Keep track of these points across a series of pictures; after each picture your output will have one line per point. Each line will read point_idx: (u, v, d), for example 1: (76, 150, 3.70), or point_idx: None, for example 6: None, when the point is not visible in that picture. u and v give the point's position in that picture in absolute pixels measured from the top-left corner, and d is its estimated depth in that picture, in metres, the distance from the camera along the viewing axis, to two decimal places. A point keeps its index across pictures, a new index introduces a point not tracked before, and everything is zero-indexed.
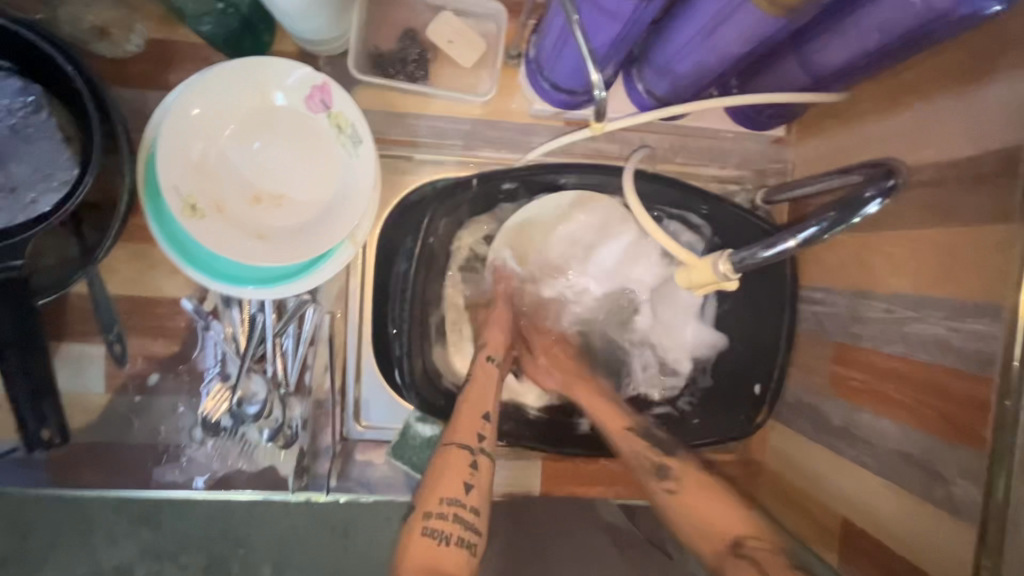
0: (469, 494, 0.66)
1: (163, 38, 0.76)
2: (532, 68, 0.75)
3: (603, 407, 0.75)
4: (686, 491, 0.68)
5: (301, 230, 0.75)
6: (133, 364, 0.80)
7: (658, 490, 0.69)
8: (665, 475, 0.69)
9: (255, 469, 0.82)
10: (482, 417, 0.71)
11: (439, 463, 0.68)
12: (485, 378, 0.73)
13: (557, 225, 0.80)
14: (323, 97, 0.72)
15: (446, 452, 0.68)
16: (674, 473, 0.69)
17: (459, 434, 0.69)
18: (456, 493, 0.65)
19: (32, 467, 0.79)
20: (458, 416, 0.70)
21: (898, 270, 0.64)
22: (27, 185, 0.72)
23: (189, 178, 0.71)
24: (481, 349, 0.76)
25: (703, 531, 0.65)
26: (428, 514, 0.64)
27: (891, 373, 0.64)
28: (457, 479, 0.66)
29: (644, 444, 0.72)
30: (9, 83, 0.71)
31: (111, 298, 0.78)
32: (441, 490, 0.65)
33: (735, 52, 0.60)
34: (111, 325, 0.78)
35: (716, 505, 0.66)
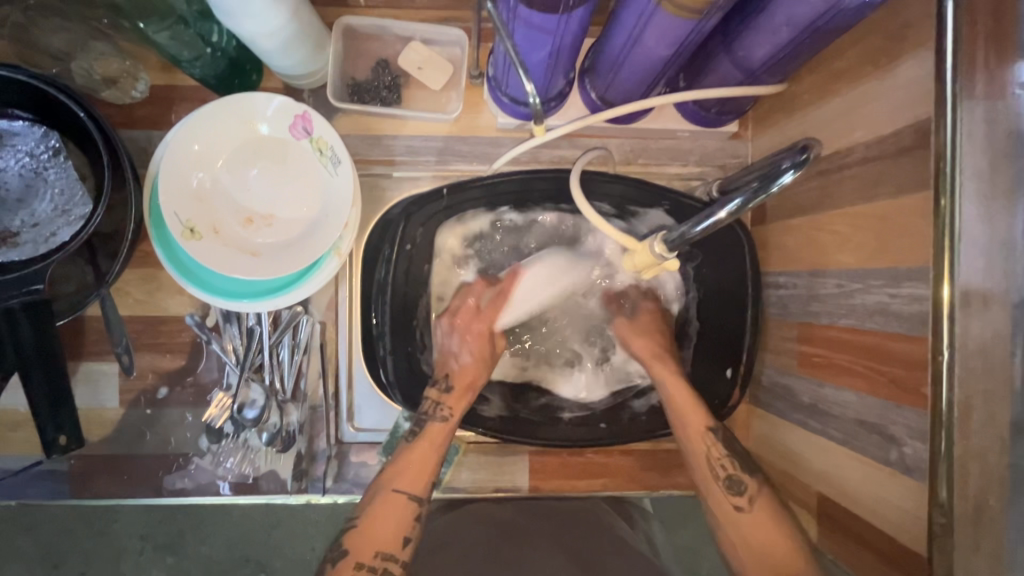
0: (403, 551, 0.71)
1: (164, 83, 0.85)
2: (492, 86, 0.82)
3: (685, 411, 0.78)
4: (755, 514, 0.71)
5: (290, 245, 0.82)
6: (138, 372, 0.87)
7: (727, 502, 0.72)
8: (738, 490, 0.73)
9: (256, 474, 0.88)
10: (431, 471, 0.75)
11: (380, 509, 0.72)
12: (440, 427, 0.78)
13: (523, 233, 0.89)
14: (304, 125, 0.80)
15: (389, 500, 0.73)
16: (748, 490, 0.73)
17: (408, 485, 0.74)
18: (392, 549, 0.70)
19: (55, 479, 0.86)
20: (409, 469, 0.75)
21: (844, 245, 0.67)
22: (48, 220, 0.81)
23: (188, 205, 0.79)
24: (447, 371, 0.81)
25: (759, 556, 0.69)
26: (360, 564, 0.69)
27: (846, 344, 0.67)
28: (394, 531, 0.71)
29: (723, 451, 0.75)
30: (31, 131, 0.81)
31: (122, 318, 0.86)
32: (376, 541, 0.70)
33: (663, 52, 0.65)
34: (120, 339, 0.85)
35: (741, 519, 0.71)
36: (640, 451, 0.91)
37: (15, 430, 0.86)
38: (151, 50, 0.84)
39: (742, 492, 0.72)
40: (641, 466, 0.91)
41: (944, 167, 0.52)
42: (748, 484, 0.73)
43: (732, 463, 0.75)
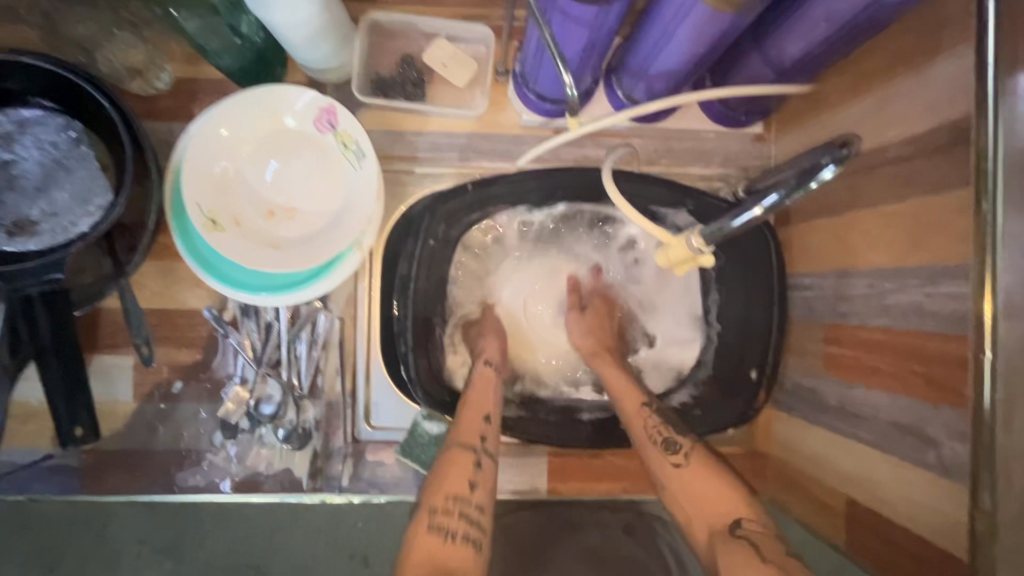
0: (475, 491, 0.65)
1: (188, 76, 0.85)
2: (518, 82, 0.81)
3: (627, 393, 0.76)
4: (693, 468, 0.68)
5: (312, 239, 0.81)
6: (157, 364, 0.85)
7: (669, 467, 0.69)
8: (675, 450, 0.70)
9: (270, 471, 0.86)
10: (483, 419, 0.73)
11: (446, 464, 0.67)
12: (484, 383, 0.77)
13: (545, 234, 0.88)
14: (329, 118, 0.79)
15: (450, 453, 0.69)
16: (684, 451, 0.70)
17: (463, 436, 0.70)
18: (461, 490, 0.65)
19: (64, 473, 0.84)
20: (460, 421, 0.72)
21: (876, 244, 0.67)
22: (68, 210, 0.80)
23: (213, 197, 0.78)
24: (479, 356, 0.80)
25: (702, 510, 0.65)
26: (432, 510, 0.62)
27: (878, 345, 0.66)
28: (464, 476, 0.66)
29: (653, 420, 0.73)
30: (54, 121, 0.80)
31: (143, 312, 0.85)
32: (446, 487, 0.65)
33: (697, 48, 0.65)
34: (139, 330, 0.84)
35: (672, 467, 0.69)
36: None
37: (25, 422, 0.84)
38: (177, 42, 0.84)
39: (677, 449, 0.70)
40: None
41: (987, 163, 0.51)
42: (683, 443, 0.71)
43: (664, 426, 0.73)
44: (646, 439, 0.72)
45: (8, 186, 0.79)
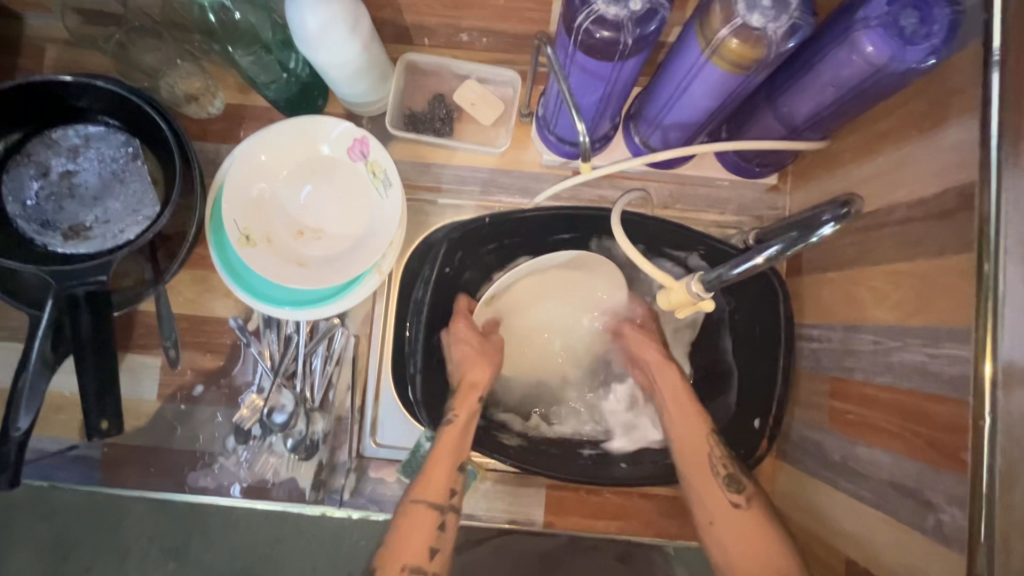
0: (433, 559, 0.70)
1: (237, 102, 0.92)
2: (540, 124, 0.85)
3: (694, 428, 0.78)
4: (750, 509, 0.72)
5: (336, 258, 0.85)
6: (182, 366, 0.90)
7: (726, 500, 0.73)
8: (734, 488, 0.74)
9: (277, 480, 0.89)
10: (452, 474, 0.75)
11: (405, 522, 0.71)
12: (456, 435, 0.78)
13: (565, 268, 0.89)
14: (362, 148, 0.85)
15: (413, 510, 0.72)
16: (746, 490, 0.74)
17: (428, 494, 0.73)
18: (419, 559, 0.69)
19: (87, 464, 0.89)
20: (426, 475, 0.74)
21: (881, 302, 0.67)
22: (118, 219, 0.87)
23: (247, 214, 0.84)
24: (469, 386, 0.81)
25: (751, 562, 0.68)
26: None
27: (880, 402, 0.66)
28: (422, 541, 0.70)
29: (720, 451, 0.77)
30: (115, 137, 0.88)
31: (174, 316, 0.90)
32: (405, 552, 0.69)
33: (709, 103, 0.68)
34: (169, 335, 0.89)
35: (714, 494, 0.74)
36: (660, 497, 0.89)
37: (58, 412, 0.90)
38: (231, 73, 0.92)
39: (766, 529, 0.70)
40: (660, 512, 0.89)
41: (989, 230, 0.52)
42: (745, 484, 0.75)
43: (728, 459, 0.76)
44: (707, 465, 0.75)
45: (67, 194, 0.86)
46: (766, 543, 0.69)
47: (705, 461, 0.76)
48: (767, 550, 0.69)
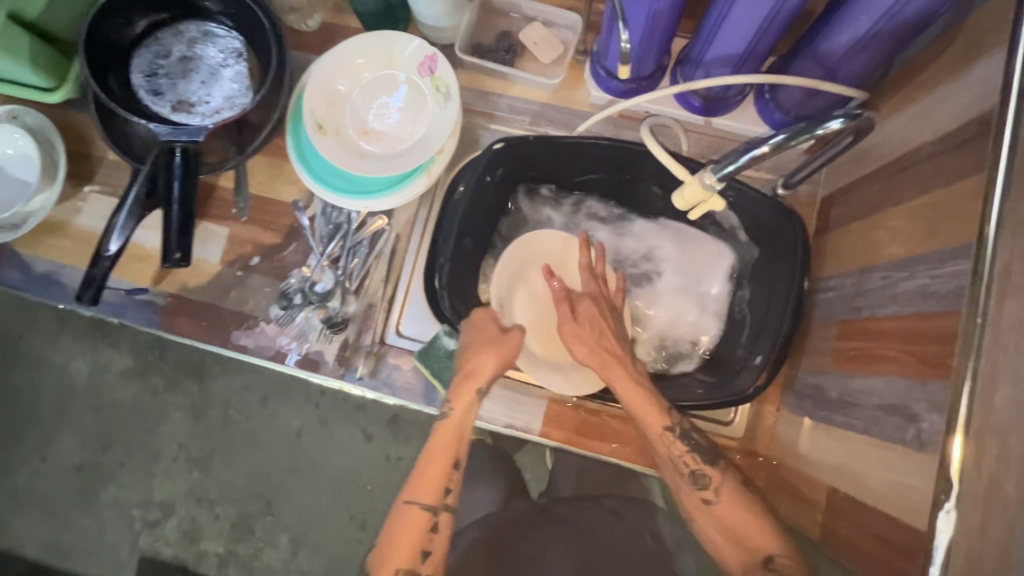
0: (425, 562, 0.73)
1: (331, 21, 1.06)
2: (594, 60, 0.93)
3: (649, 409, 0.78)
4: (723, 503, 0.72)
5: (391, 159, 0.96)
6: (247, 219, 1.02)
7: (694, 497, 0.74)
8: (702, 484, 0.74)
9: (307, 351, 0.98)
10: (445, 473, 0.77)
11: (400, 521, 0.75)
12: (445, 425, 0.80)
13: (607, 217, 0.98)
14: (430, 65, 0.95)
15: (409, 510, 0.76)
16: (712, 482, 0.74)
17: (421, 494, 0.76)
18: (412, 562, 0.72)
19: (152, 309, 1.02)
20: (419, 479, 0.78)
21: (897, 238, 0.69)
22: (217, 102, 1.00)
23: (324, 107, 0.95)
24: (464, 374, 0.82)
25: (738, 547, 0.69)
26: None
27: (882, 332, 0.67)
28: (415, 542, 0.73)
29: (683, 448, 0.76)
30: (226, 34, 1.02)
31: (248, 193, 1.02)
32: (397, 557, 0.72)
33: (750, 33, 0.74)
34: (241, 189, 1.02)
35: (684, 491, 0.75)
36: None
37: (136, 261, 1.02)
38: None
39: (705, 487, 0.73)
40: None
41: (1002, 146, 0.54)
42: (710, 474, 0.74)
43: (693, 459, 0.76)
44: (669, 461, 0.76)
45: (181, 74, 1.00)
46: (750, 526, 0.70)
47: (667, 452, 0.77)
48: (759, 539, 0.69)
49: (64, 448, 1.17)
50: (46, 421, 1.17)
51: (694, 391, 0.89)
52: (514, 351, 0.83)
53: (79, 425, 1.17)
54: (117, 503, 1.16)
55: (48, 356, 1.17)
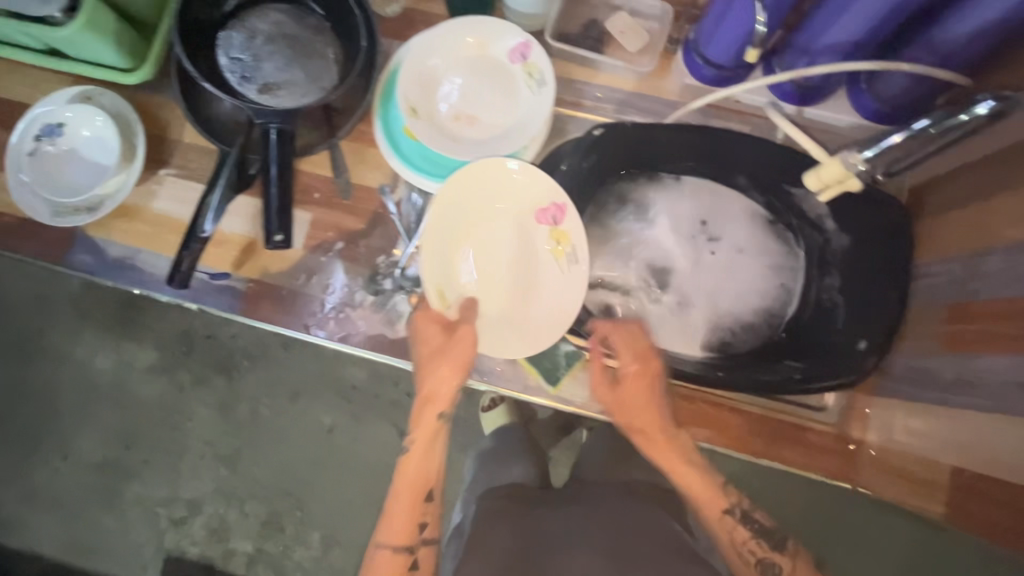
0: None
1: (415, 6, 1.05)
2: (689, 48, 0.93)
3: (700, 483, 0.83)
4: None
5: (483, 143, 0.95)
6: (347, 203, 1.01)
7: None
8: (773, 571, 0.77)
9: (394, 338, 0.97)
10: (422, 508, 0.83)
11: (373, 567, 0.79)
12: (428, 461, 0.85)
13: (684, 202, 0.97)
14: (523, 51, 0.95)
15: (377, 556, 0.80)
16: (783, 572, 0.76)
17: (393, 537, 0.80)
18: None
19: (232, 295, 1.00)
20: (388, 522, 0.82)
21: (1016, 221, 0.70)
22: (302, 85, 0.99)
23: (417, 92, 0.94)
24: (434, 408, 0.87)
25: None
26: None
27: (1009, 314, 0.68)
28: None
29: (747, 534, 0.80)
30: (312, 18, 1.01)
31: (350, 183, 1.01)
32: None
33: (870, 18, 0.74)
34: (342, 170, 1.00)
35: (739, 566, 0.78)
36: (750, 414, 0.92)
37: (217, 246, 1.00)
38: None
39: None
40: (751, 431, 0.92)
41: None
42: (780, 565, 0.77)
43: (763, 547, 0.79)
44: (736, 552, 0.78)
45: (265, 56, 0.99)
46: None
47: (734, 541, 0.79)
48: None
49: (85, 446, 1.20)
50: (64, 417, 1.21)
51: (791, 377, 0.88)
52: (470, 352, 0.86)
53: (100, 422, 1.21)
54: (141, 500, 1.20)
55: (69, 348, 1.21)
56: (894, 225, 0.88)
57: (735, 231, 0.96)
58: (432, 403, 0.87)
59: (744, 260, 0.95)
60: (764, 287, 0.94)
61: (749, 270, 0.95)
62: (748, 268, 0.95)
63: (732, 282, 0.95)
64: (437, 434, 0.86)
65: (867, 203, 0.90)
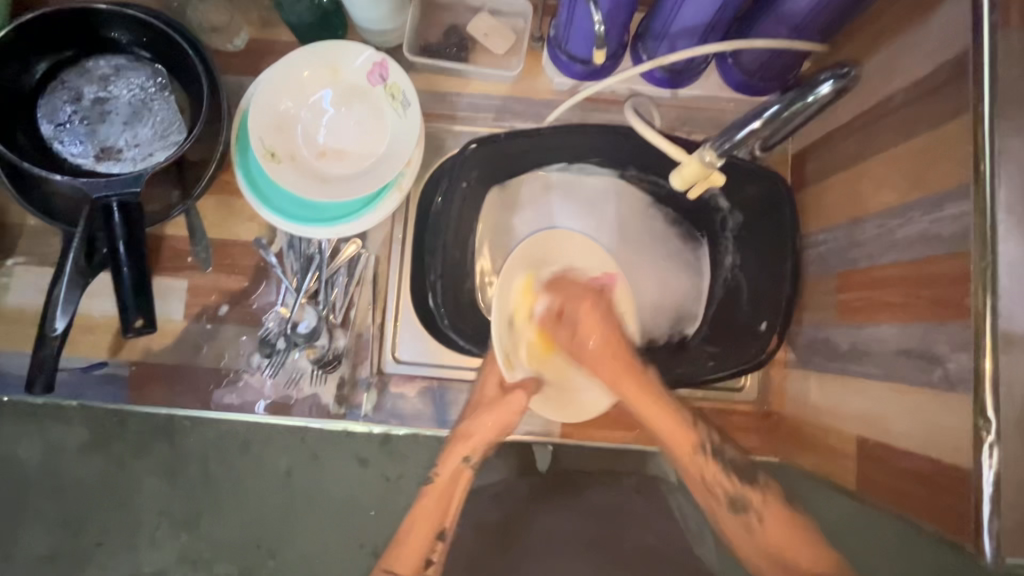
0: None
1: (260, 37, 0.96)
2: (552, 46, 0.88)
3: (678, 430, 0.80)
4: (768, 526, 0.74)
5: (357, 177, 0.89)
6: (213, 268, 0.94)
7: (736, 523, 0.75)
8: (745, 508, 0.76)
9: (301, 397, 0.92)
10: (434, 539, 0.79)
11: None
12: (457, 479, 0.82)
13: (585, 192, 0.95)
14: (381, 72, 0.88)
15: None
16: (753, 505, 0.76)
17: (401, 565, 0.77)
18: None
19: (115, 382, 0.92)
20: (401, 548, 0.79)
21: (885, 187, 0.70)
22: (147, 143, 0.90)
23: (272, 133, 0.87)
24: (461, 449, 0.83)
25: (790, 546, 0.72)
26: None
27: (886, 281, 0.69)
28: None
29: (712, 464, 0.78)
30: (145, 67, 0.91)
31: (206, 234, 0.93)
32: None
33: (716, 1, 0.72)
34: (200, 236, 0.93)
35: (724, 518, 0.76)
36: None
37: (87, 332, 0.92)
38: (256, 8, 0.96)
39: (751, 514, 0.75)
40: None
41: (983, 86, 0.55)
42: (752, 499, 0.76)
43: (733, 485, 0.77)
44: (705, 486, 0.78)
45: (99, 118, 0.89)
46: (799, 550, 0.72)
47: (700, 475, 0.78)
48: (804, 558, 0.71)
49: None
50: None
51: (704, 363, 0.88)
52: (514, 418, 0.82)
53: None
54: None
55: None
56: (776, 202, 0.85)
57: (639, 214, 0.95)
58: (467, 442, 0.83)
59: (656, 243, 0.95)
60: (678, 267, 0.95)
61: (665, 250, 0.95)
62: (664, 249, 0.95)
63: (652, 267, 0.95)
64: (472, 471, 0.82)
65: (750, 180, 0.87)
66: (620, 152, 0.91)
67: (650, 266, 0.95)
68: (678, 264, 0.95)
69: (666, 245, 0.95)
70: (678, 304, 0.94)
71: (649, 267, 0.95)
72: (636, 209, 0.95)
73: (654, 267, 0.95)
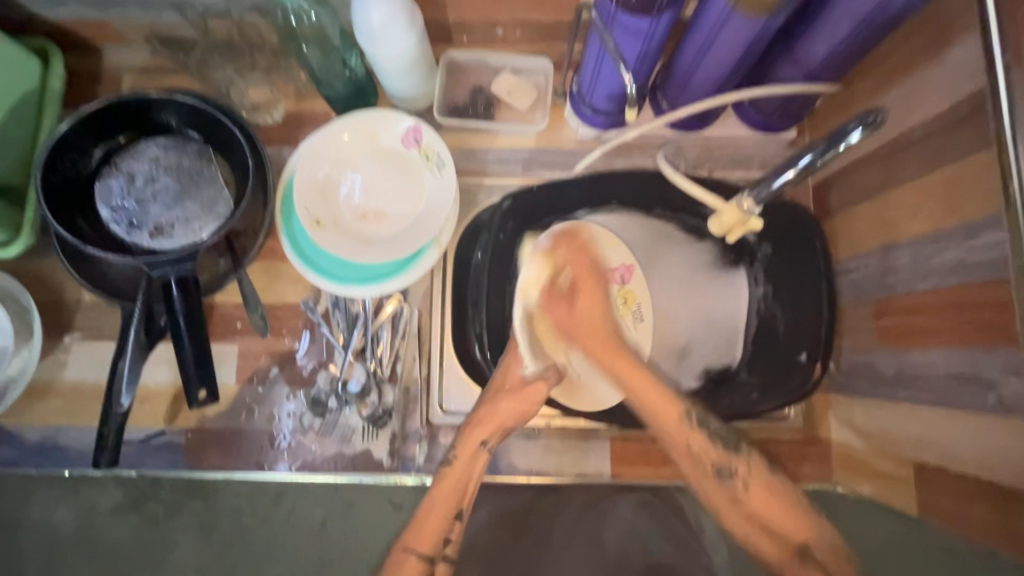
0: None
1: (296, 109, 1.02)
2: (576, 100, 0.94)
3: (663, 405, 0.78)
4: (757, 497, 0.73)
5: (398, 238, 0.93)
6: (270, 334, 0.96)
7: (721, 490, 0.74)
8: (732, 476, 0.74)
9: (353, 452, 0.94)
10: (451, 520, 0.79)
11: (396, 568, 0.77)
12: (473, 462, 0.81)
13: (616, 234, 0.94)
14: (415, 136, 0.93)
15: (405, 556, 0.77)
16: (740, 475, 0.74)
17: (422, 543, 0.78)
18: None
19: (172, 450, 0.94)
20: (421, 526, 0.79)
21: (915, 216, 0.73)
22: (195, 217, 0.94)
23: (316, 201, 0.92)
24: (478, 430, 0.83)
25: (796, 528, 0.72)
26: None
27: (926, 307, 0.71)
28: None
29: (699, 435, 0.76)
30: (191, 146, 0.96)
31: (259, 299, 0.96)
32: None
33: (734, 56, 0.77)
34: (254, 303, 0.94)
35: (711, 484, 0.75)
36: None
37: (144, 403, 0.95)
38: (292, 84, 1.02)
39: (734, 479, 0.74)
40: None
41: (1004, 123, 0.58)
42: (738, 468, 0.74)
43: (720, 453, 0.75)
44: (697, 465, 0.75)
45: (151, 198, 0.94)
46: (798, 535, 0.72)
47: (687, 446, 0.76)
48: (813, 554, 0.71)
49: None
50: None
51: (748, 394, 0.90)
52: (537, 393, 0.83)
53: None
54: None
55: None
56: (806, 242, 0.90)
57: (670, 254, 0.95)
58: (478, 426, 0.83)
59: (688, 282, 0.94)
60: (713, 306, 0.93)
61: (697, 288, 0.94)
62: (696, 287, 0.94)
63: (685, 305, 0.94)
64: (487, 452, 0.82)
65: (778, 218, 0.91)
66: (648, 194, 0.94)
67: (681, 303, 0.94)
68: (712, 303, 0.93)
69: (699, 283, 0.94)
70: (716, 343, 0.93)
71: (679, 304, 0.94)
72: (666, 248, 0.95)
73: (687, 306, 0.94)
